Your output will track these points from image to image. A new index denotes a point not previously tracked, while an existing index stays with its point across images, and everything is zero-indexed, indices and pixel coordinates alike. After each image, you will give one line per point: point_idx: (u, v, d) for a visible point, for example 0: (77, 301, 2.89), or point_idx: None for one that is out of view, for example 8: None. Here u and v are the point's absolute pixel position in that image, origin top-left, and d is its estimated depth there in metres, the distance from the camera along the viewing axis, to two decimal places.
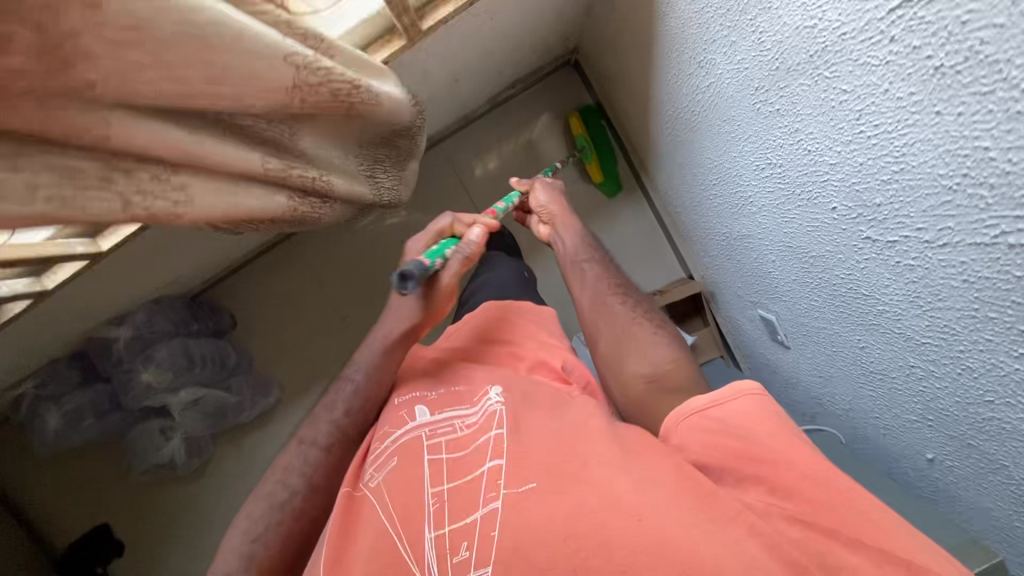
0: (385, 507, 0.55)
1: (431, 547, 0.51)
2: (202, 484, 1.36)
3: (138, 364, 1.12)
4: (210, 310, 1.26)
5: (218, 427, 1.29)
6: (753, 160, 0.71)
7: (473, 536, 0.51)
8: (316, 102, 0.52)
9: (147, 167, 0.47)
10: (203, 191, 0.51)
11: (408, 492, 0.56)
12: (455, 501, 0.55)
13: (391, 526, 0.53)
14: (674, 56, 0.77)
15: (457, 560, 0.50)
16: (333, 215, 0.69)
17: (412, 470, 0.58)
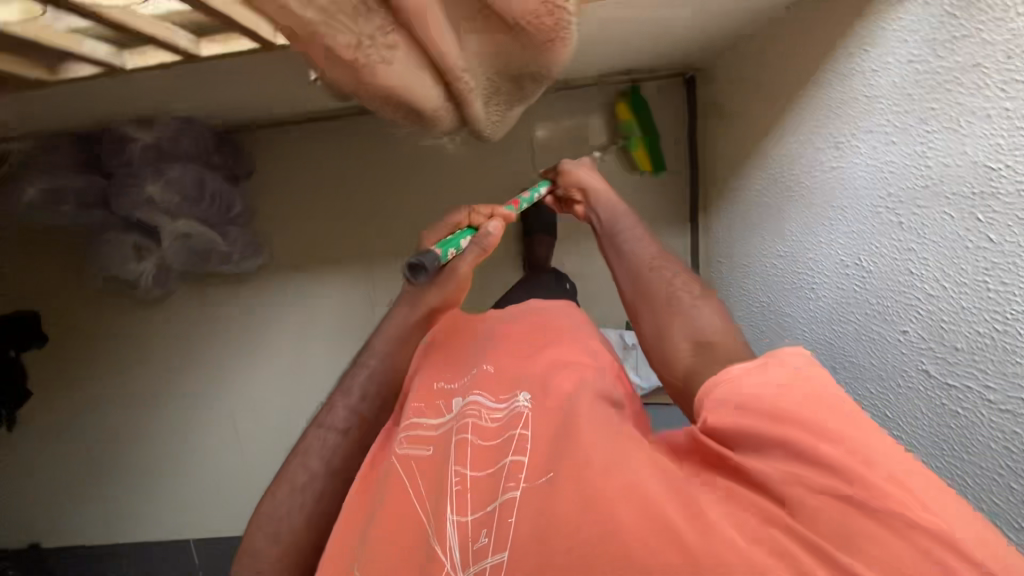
0: (414, 492, 0.53)
1: (452, 529, 0.47)
2: (155, 311, 1.39)
3: (146, 174, 1.03)
4: (233, 153, 1.22)
5: (195, 267, 1.24)
6: (839, 254, 0.72)
7: (491, 515, 0.47)
8: (539, 25, 0.52)
9: (379, 17, 0.47)
10: (402, 60, 0.52)
11: (425, 495, 0.52)
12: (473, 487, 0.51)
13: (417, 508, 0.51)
14: (809, 124, 0.76)
15: (476, 546, 0.45)
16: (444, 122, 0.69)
17: (435, 468, 0.54)
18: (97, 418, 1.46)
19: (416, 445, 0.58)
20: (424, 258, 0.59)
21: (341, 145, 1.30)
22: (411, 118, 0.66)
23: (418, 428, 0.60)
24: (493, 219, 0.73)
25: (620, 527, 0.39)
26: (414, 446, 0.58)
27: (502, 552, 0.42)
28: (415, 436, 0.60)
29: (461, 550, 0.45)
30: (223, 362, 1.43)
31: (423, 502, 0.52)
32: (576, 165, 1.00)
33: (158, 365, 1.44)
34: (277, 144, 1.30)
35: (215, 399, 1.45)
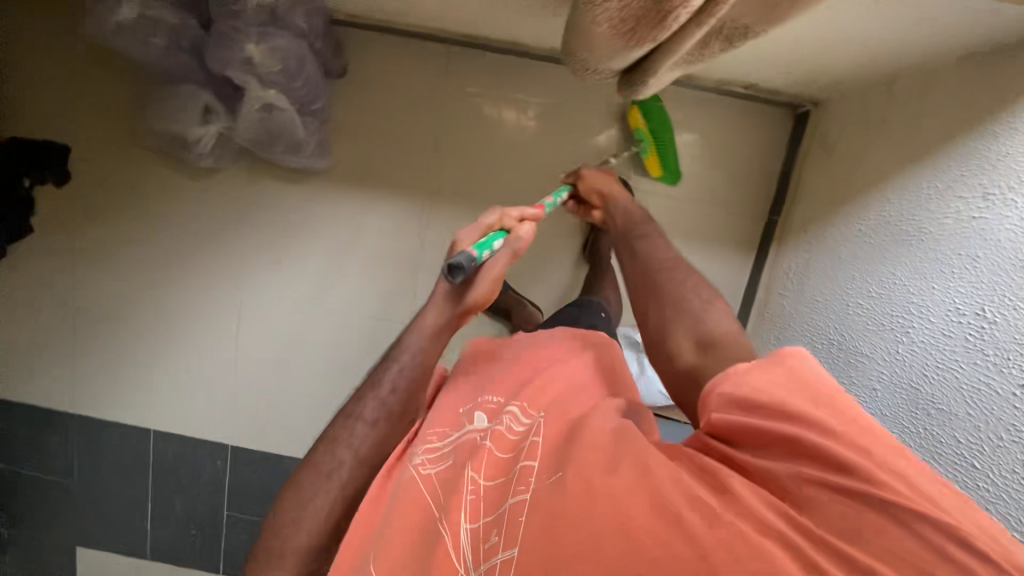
0: (429, 488, 0.67)
1: (466, 535, 0.60)
2: (197, 183, 1.31)
3: (251, 33, 0.95)
4: (333, 46, 1.16)
5: (258, 148, 1.17)
6: (956, 301, 0.72)
7: (502, 534, 0.56)
8: None
9: None
10: None
11: (446, 484, 0.67)
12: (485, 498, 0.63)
13: (428, 496, 0.66)
14: (953, 172, 0.77)
15: (488, 544, 0.57)
16: (622, 53, 0.62)
17: (462, 452, 0.70)
18: (97, 277, 1.38)
19: (436, 451, 0.72)
20: (459, 257, 0.64)
21: (442, 72, 1.25)
22: (615, 34, 0.57)
23: (424, 451, 0.72)
24: (524, 224, 0.75)
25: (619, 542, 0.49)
26: (435, 460, 0.71)
27: (511, 548, 0.54)
28: (424, 455, 0.72)
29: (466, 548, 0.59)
30: (248, 258, 1.36)
31: (438, 511, 0.64)
32: (593, 171, 1.03)
33: (177, 241, 1.35)
34: (373, 52, 1.24)
35: (227, 294, 1.38)
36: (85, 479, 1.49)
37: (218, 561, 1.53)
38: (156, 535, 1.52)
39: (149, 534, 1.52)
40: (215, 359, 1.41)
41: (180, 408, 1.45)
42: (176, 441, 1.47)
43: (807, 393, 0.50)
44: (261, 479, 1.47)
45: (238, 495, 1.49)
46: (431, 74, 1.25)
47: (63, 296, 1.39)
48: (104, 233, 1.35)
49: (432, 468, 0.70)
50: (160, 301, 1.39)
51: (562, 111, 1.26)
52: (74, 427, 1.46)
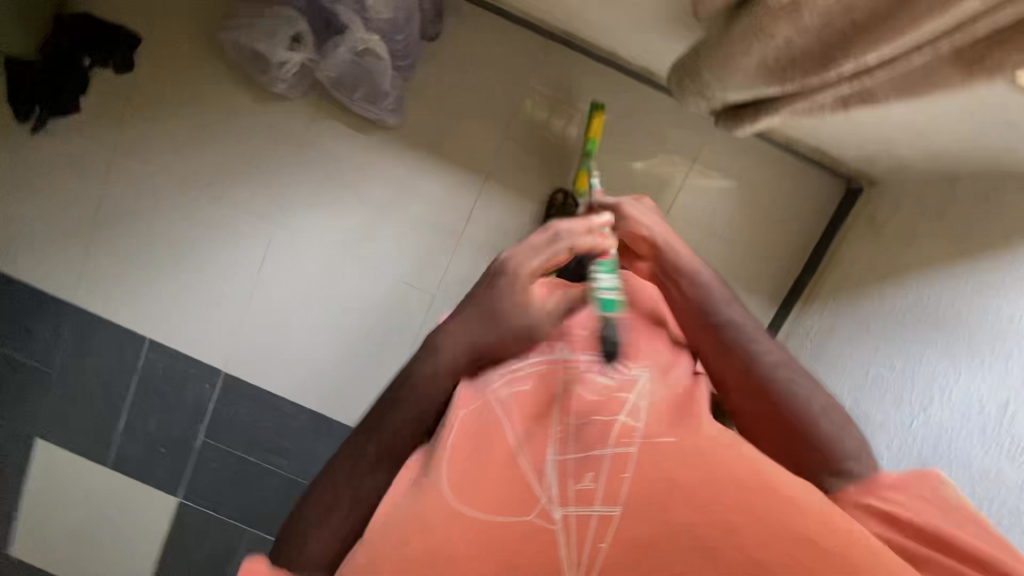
0: (508, 418, 0.62)
1: (554, 467, 0.59)
2: (262, 107, 1.30)
3: None
4: (435, 12, 1.18)
5: (337, 90, 1.17)
6: (982, 391, 0.78)
7: (600, 472, 0.58)
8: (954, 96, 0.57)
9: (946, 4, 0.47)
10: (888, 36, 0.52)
11: (529, 417, 0.62)
12: (578, 452, 0.59)
13: (512, 426, 0.61)
14: (1000, 274, 0.82)
15: (582, 486, 0.57)
16: (753, 85, 0.68)
17: (544, 387, 0.65)
18: (132, 173, 1.35)
19: (519, 378, 0.66)
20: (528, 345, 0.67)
21: (530, 61, 1.27)
22: (764, 60, 0.63)
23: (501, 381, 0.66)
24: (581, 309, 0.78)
25: (713, 529, 0.54)
26: (517, 383, 0.66)
27: (613, 504, 0.56)
28: (504, 382, 0.66)
29: (566, 495, 0.57)
30: (290, 194, 1.35)
31: (516, 445, 0.60)
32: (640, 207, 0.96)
33: (224, 160, 1.34)
34: (470, 25, 1.25)
35: (262, 224, 1.37)
36: (65, 373, 1.45)
37: (179, 483, 1.50)
38: (122, 445, 1.49)
39: (117, 442, 1.49)
40: (231, 282, 1.39)
41: (183, 324, 1.42)
42: (169, 356, 1.44)
43: (928, 503, 0.61)
44: (246, 413, 1.46)
45: (219, 423, 1.47)
46: (519, 61, 1.27)
47: (92, 184, 1.35)
48: (151, 133, 1.33)
49: (514, 394, 0.64)
50: (191, 214, 1.37)
51: (633, 129, 1.30)
52: (69, 318, 1.43)
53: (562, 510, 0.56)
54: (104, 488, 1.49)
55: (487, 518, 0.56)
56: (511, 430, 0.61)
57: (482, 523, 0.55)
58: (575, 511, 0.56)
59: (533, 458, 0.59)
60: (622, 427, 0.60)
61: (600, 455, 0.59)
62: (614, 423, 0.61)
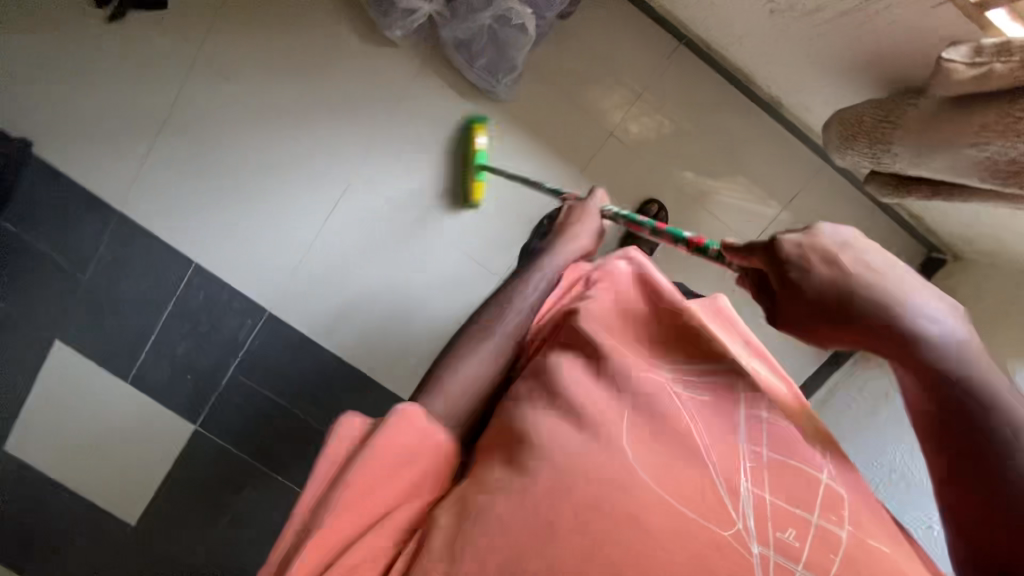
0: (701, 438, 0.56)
1: (761, 524, 0.51)
2: (372, 50, 1.24)
3: None
4: None
5: (460, 47, 1.10)
6: None
7: (806, 530, 0.51)
8: None
9: None
10: None
11: (719, 431, 0.57)
12: (781, 485, 0.54)
13: (696, 432, 0.57)
14: None
15: (784, 537, 0.51)
16: (951, 173, 0.68)
17: (727, 401, 0.60)
18: (214, 86, 1.26)
19: (693, 377, 0.63)
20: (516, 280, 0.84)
21: (654, 61, 1.24)
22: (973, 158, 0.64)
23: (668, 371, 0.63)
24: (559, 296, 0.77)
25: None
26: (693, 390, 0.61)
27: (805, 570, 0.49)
28: (676, 386, 0.61)
29: (766, 537, 0.51)
30: (376, 145, 1.30)
31: (711, 463, 0.55)
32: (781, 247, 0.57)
33: (314, 95, 1.27)
34: (603, 12, 1.21)
35: (339, 170, 1.31)
36: (97, 277, 1.37)
37: (200, 413, 1.44)
38: (147, 364, 1.42)
39: (140, 361, 1.42)
40: (296, 223, 1.34)
41: (235, 254, 1.36)
42: (213, 283, 1.38)
43: None
44: (282, 356, 1.42)
45: (252, 361, 1.42)
46: (645, 58, 1.23)
47: (165, 87, 1.26)
48: (241, 49, 1.24)
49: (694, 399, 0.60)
50: (266, 143, 1.29)
51: (740, 152, 1.28)
52: (111, 222, 1.34)
53: (761, 545, 0.50)
54: (116, 405, 1.42)
55: (681, 513, 0.51)
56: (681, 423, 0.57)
57: (678, 518, 0.51)
58: (776, 557, 0.50)
59: (728, 470, 0.54)
60: (822, 481, 0.55)
61: (807, 516, 0.52)
62: (813, 481, 0.55)
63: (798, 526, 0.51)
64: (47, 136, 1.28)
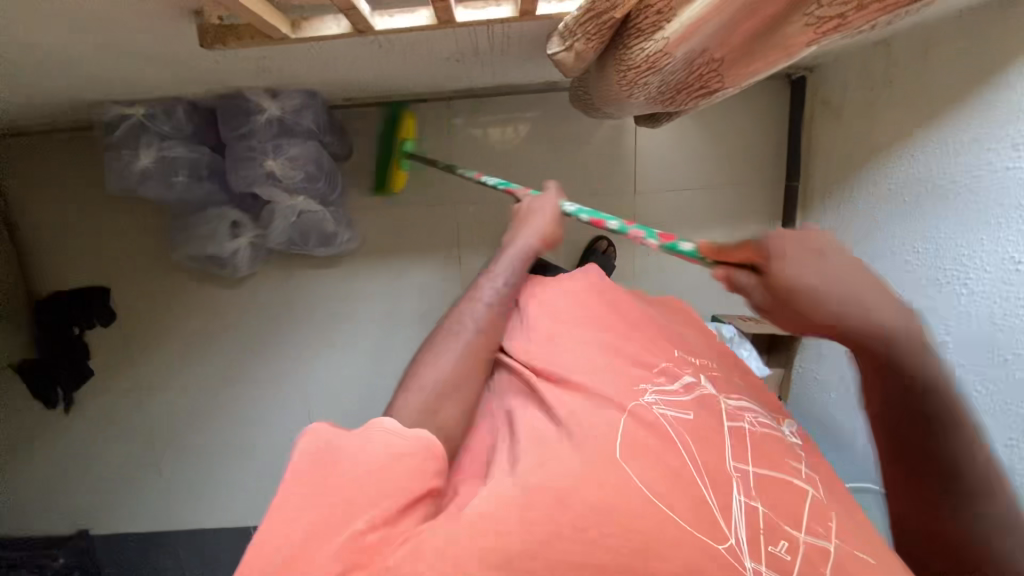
0: (692, 458, 0.59)
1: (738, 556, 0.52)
2: (238, 290, 1.34)
3: (268, 149, 1.00)
4: (338, 132, 1.18)
5: (292, 248, 1.19)
6: (1008, 249, 0.76)
7: (795, 541, 0.54)
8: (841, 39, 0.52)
9: (778, 44, 0.46)
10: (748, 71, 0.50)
11: (714, 456, 0.61)
12: (766, 492, 0.58)
13: (683, 447, 0.60)
14: (977, 125, 0.79)
15: (770, 551, 0.53)
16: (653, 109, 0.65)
17: (706, 415, 0.65)
18: (165, 396, 1.42)
19: (666, 396, 0.66)
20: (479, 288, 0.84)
21: (438, 127, 1.26)
22: (645, 103, 0.62)
23: (648, 388, 0.67)
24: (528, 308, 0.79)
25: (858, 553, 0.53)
26: (674, 408, 0.65)
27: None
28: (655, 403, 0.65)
29: (758, 552, 0.53)
30: (298, 350, 1.38)
31: (702, 479, 0.58)
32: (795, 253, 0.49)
33: (232, 351, 1.39)
34: (373, 125, 1.25)
35: (289, 386, 1.41)
36: None
37: None
38: None
39: None
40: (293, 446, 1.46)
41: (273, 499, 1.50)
42: None
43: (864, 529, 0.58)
44: None
45: None
46: (432, 131, 1.26)
47: (137, 424, 1.44)
48: (157, 359, 1.39)
49: (677, 419, 0.63)
50: (227, 406, 1.43)
51: (568, 133, 1.28)
52: (175, 540, 1.52)
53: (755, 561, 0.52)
54: None
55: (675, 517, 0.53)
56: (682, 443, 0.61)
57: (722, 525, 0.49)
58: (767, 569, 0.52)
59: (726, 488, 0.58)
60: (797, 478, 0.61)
61: (794, 531, 0.55)
62: (792, 491, 0.59)
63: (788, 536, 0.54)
64: (93, 518, 1.50)
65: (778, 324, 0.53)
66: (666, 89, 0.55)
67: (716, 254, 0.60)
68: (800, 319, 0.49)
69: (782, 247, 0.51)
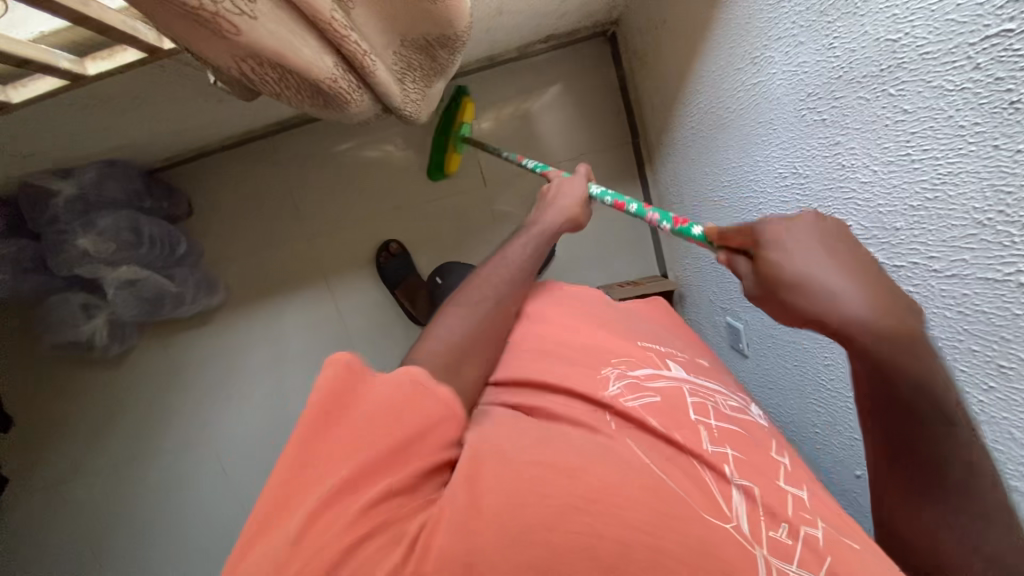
0: (667, 434, 0.48)
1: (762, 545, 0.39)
2: (122, 369, 1.33)
3: (76, 227, 1.01)
4: (166, 190, 1.18)
5: (151, 317, 1.19)
6: (777, 166, 0.72)
7: (796, 523, 0.41)
8: None
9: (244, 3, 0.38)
10: (284, 40, 0.42)
11: (687, 433, 0.49)
12: (747, 473, 0.46)
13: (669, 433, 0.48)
14: (725, 47, 0.76)
15: (773, 535, 0.40)
16: (364, 107, 0.61)
17: (674, 394, 0.53)
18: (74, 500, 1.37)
19: (637, 376, 0.54)
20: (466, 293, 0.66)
21: (276, 162, 1.27)
22: (327, 109, 0.58)
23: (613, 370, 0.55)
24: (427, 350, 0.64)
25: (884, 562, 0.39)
26: (639, 393, 0.52)
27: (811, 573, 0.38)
28: (631, 386, 0.53)
29: (760, 536, 0.40)
30: (198, 420, 1.34)
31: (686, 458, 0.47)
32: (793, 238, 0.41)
33: (126, 440, 1.31)
34: (212, 175, 1.26)
35: (194, 458, 1.35)
36: None
37: None
38: None
39: None
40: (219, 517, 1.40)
41: None
42: None
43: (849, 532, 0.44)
44: None
45: None
46: (271, 168, 1.27)
47: None
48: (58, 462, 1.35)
49: (648, 399, 0.52)
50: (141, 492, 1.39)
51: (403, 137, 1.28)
52: None
53: (764, 546, 0.39)
54: None
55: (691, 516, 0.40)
56: (666, 432, 0.48)
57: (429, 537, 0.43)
58: (775, 559, 0.38)
59: (715, 467, 0.46)
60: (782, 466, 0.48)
61: (802, 520, 0.42)
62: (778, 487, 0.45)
63: (789, 516, 0.42)
64: None
65: (773, 316, 0.43)
66: (293, 90, 0.51)
67: (721, 240, 0.49)
68: (786, 310, 0.41)
69: (779, 234, 0.42)
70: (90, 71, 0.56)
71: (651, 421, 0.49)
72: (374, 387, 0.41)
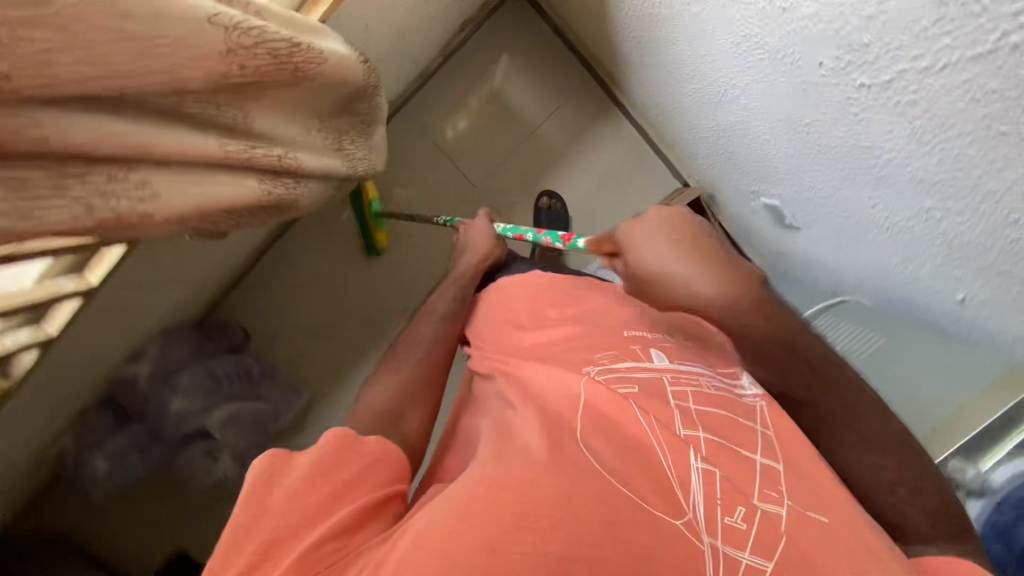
0: (654, 429, 0.47)
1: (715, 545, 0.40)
2: None
3: (165, 394, 1.13)
4: (220, 328, 1.27)
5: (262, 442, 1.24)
6: (727, 39, 0.68)
7: (752, 508, 0.42)
8: (257, 67, 0.48)
9: (101, 169, 0.43)
10: (170, 186, 0.47)
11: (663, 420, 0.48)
12: (717, 456, 0.46)
13: (649, 426, 0.47)
14: None
15: (729, 523, 0.41)
16: (312, 195, 0.66)
17: (652, 384, 0.52)
18: None
19: (616, 368, 0.54)
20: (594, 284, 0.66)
21: (296, 257, 1.36)
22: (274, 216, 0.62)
23: (595, 368, 0.55)
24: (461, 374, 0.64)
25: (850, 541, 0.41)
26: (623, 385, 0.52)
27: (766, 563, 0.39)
28: (616, 381, 0.52)
29: (716, 525, 0.41)
30: None
31: (663, 451, 0.45)
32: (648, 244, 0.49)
33: None
34: (247, 295, 1.34)
35: None
36: None
37: None
38: None
39: None
40: None
41: None
42: None
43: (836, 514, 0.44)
44: None
45: None
46: (295, 264, 1.36)
47: None
48: None
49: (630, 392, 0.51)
50: None
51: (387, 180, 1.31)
52: None
53: (714, 533, 0.40)
54: None
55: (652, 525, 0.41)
56: (649, 426, 0.47)
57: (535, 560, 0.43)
58: (728, 549, 0.39)
59: (683, 451, 0.45)
60: (759, 441, 0.49)
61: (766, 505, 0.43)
62: (746, 468, 0.46)
63: (751, 499, 0.43)
64: None
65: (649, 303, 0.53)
66: (226, 223, 0.55)
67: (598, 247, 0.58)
68: (652, 298, 0.50)
69: (632, 236, 0.50)
70: (94, 280, 0.63)
71: (634, 408, 0.48)
72: (311, 458, 0.44)
